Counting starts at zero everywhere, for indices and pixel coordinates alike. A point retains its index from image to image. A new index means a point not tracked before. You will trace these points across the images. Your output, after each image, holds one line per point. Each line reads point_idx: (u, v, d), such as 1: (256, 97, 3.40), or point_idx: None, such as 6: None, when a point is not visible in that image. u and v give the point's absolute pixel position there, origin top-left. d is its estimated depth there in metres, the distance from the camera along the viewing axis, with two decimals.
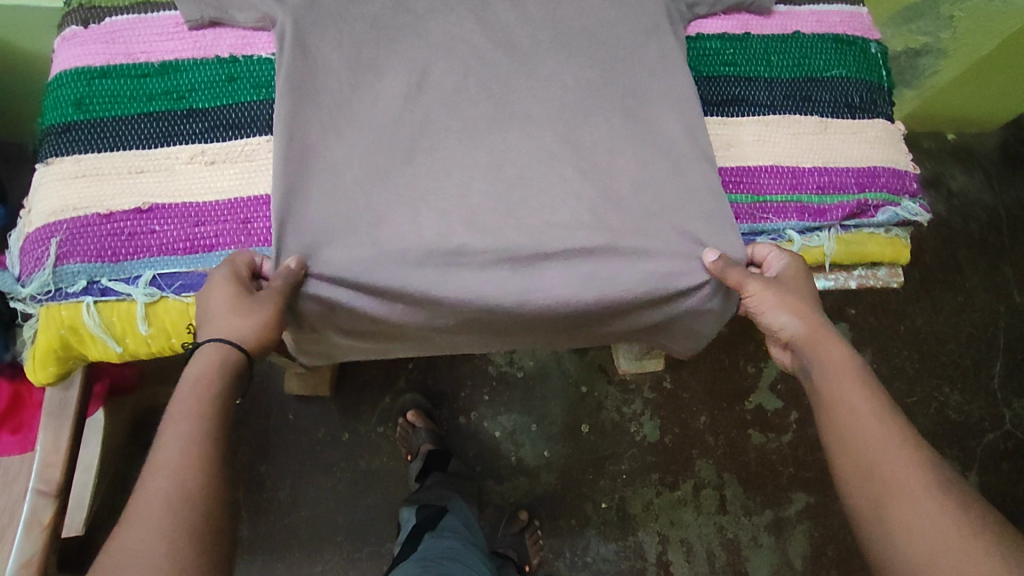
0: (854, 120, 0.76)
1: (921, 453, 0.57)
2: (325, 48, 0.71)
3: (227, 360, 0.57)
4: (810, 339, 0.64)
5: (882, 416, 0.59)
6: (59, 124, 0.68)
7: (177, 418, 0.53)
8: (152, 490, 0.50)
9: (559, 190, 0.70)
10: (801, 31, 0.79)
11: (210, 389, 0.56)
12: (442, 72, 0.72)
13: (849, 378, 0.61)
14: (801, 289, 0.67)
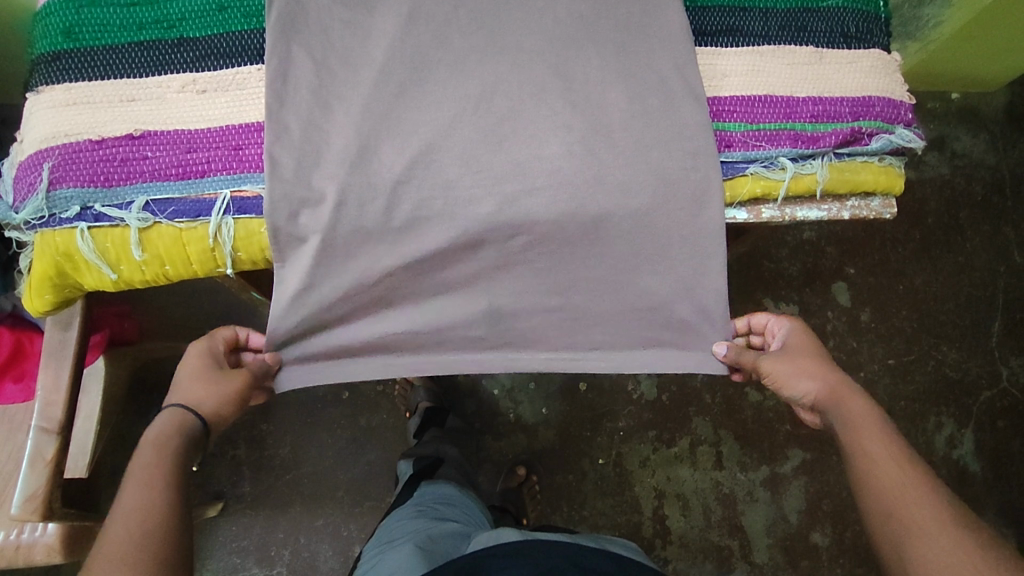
0: (850, 50, 0.76)
1: (915, 477, 0.59)
2: None
3: (185, 423, 0.63)
4: (833, 392, 0.69)
5: (880, 453, 0.62)
6: (49, 53, 0.68)
7: (139, 470, 0.58)
8: (114, 528, 0.54)
9: (550, 122, 0.70)
10: None
11: (167, 442, 0.61)
12: (434, 3, 0.72)
13: (870, 425, 0.64)
14: (814, 351, 0.73)
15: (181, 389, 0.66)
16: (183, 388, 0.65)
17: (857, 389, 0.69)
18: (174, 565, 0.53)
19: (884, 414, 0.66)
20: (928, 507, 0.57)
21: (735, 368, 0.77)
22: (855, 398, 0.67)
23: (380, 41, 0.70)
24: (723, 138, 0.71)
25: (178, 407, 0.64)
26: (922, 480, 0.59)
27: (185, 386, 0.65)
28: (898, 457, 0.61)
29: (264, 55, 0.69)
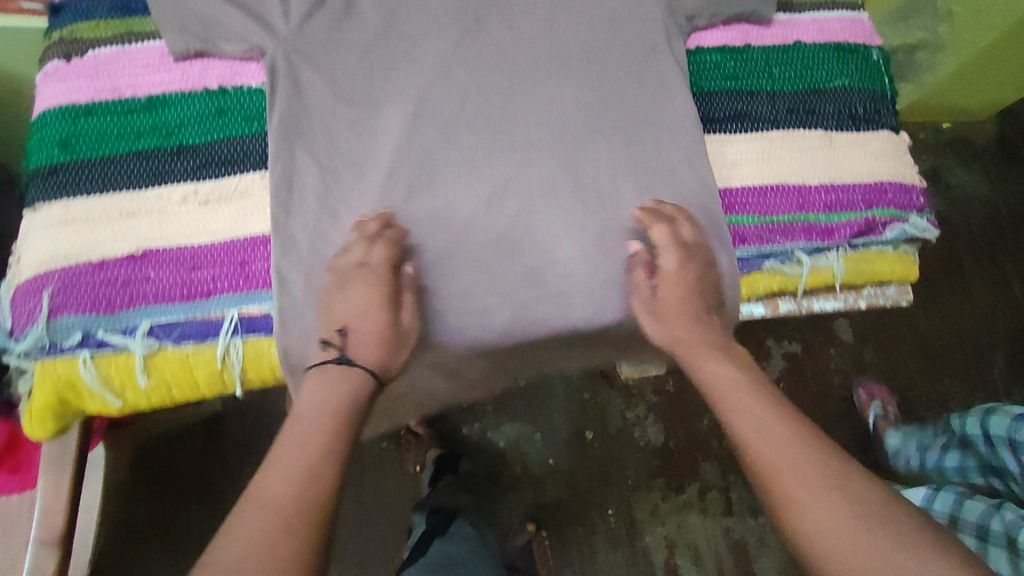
0: (859, 132, 0.75)
1: (799, 454, 0.52)
2: (317, 79, 0.70)
3: (359, 383, 0.57)
4: (688, 334, 0.64)
5: (755, 444, 0.53)
6: (45, 166, 0.66)
7: (300, 455, 0.50)
8: (269, 490, 0.48)
9: (563, 219, 0.69)
10: (801, 42, 0.79)
11: (333, 427, 0.53)
12: (439, 98, 0.71)
13: (742, 394, 0.57)
14: (693, 289, 0.65)
15: (365, 320, 0.60)
16: (366, 347, 0.60)
17: (713, 342, 0.63)
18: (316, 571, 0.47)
19: (740, 372, 0.59)
20: (822, 481, 0.50)
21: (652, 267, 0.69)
22: (712, 361, 0.61)
23: (385, 142, 0.69)
24: (737, 231, 0.70)
25: (350, 364, 0.58)
26: (805, 456, 0.51)
27: (364, 331, 0.60)
28: (787, 425, 0.54)
29: (267, 162, 0.67)
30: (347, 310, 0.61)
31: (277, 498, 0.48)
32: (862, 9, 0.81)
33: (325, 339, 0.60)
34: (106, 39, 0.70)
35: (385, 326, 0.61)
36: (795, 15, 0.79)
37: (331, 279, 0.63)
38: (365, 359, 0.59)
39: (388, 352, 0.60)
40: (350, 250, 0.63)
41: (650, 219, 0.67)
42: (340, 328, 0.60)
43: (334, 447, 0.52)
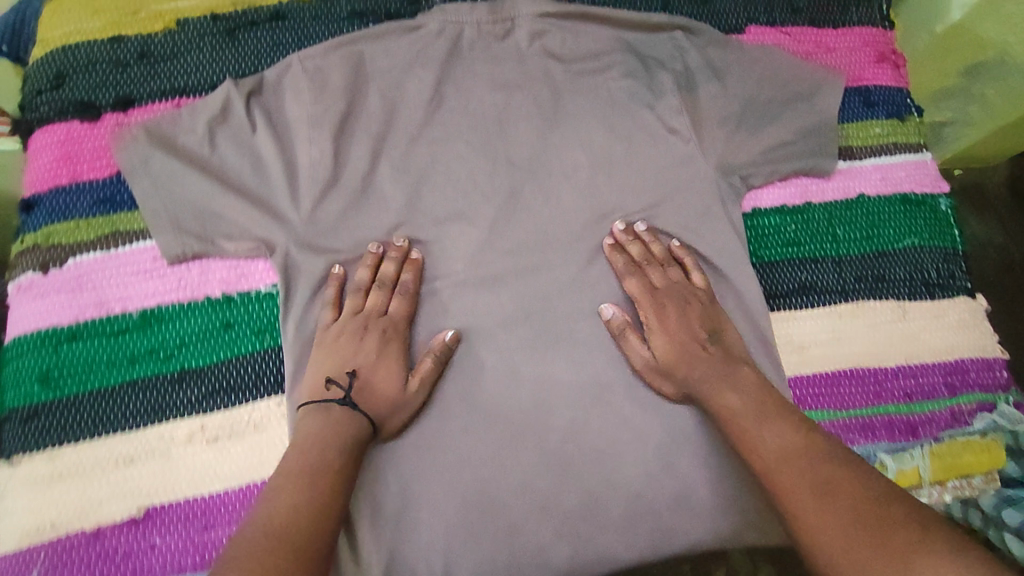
0: (934, 300, 0.69)
1: (801, 464, 0.51)
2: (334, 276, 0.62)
3: (359, 427, 0.56)
4: (698, 372, 0.60)
5: (768, 456, 0.53)
6: (23, 408, 0.56)
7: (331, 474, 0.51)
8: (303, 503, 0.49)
9: (619, 429, 0.62)
10: (865, 194, 0.71)
11: (343, 468, 0.53)
12: (475, 291, 0.64)
13: (744, 417, 0.56)
14: (689, 324, 0.63)
15: (380, 377, 0.59)
16: (379, 392, 0.58)
17: (716, 374, 0.60)
18: None
19: (754, 395, 0.58)
20: (814, 488, 0.49)
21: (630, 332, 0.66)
22: (721, 392, 0.58)
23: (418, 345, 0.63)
24: None
25: (354, 408, 0.56)
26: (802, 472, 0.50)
27: (373, 380, 0.59)
28: (787, 436, 0.53)
29: (285, 386, 0.59)
30: (359, 353, 0.59)
31: (277, 527, 0.47)
32: (926, 150, 0.74)
33: (331, 377, 0.58)
34: (88, 242, 0.60)
35: (400, 383, 0.59)
36: (856, 162, 0.72)
37: (337, 320, 0.60)
38: (370, 405, 0.57)
39: (395, 407, 0.58)
40: (359, 293, 0.62)
41: (637, 257, 0.66)
42: (352, 369, 0.58)
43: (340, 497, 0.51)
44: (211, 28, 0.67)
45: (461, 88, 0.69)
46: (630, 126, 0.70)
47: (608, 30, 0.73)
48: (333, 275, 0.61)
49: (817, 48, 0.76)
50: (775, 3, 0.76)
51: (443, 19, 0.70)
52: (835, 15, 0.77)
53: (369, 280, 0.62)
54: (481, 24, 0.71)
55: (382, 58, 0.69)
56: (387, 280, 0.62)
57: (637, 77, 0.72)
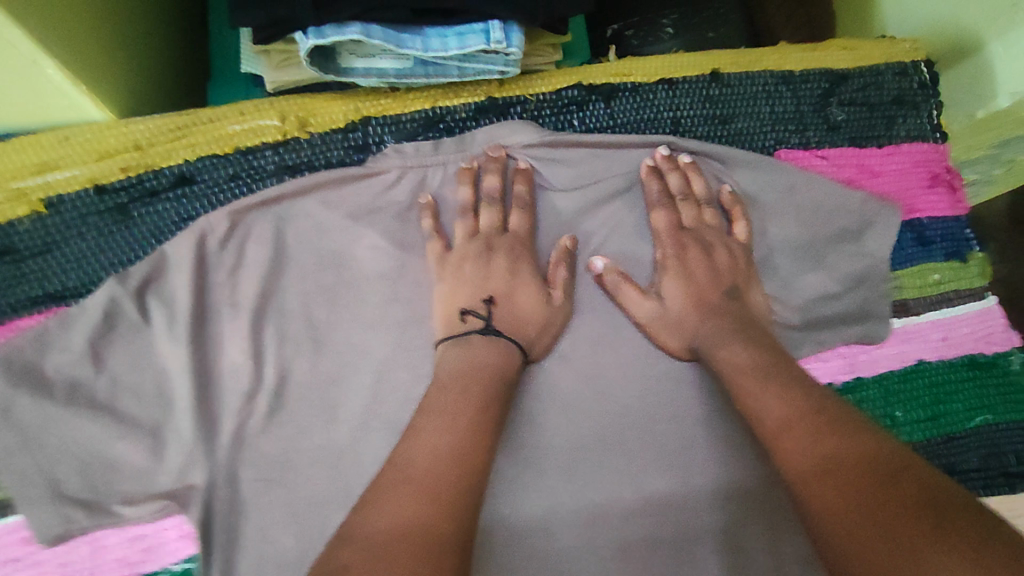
0: (1014, 493, 0.58)
1: (809, 433, 0.44)
2: (278, 529, 0.48)
3: (507, 353, 0.50)
4: (709, 327, 0.54)
5: (774, 421, 0.46)
6: None
7: (446, 421, 0.44)
8: (420, 450, 0.41)
9: None
10: (926, 361, 0.59)
11: (486, 398, 0.46)
12: None
13: (756, 380, 0.49)
14: (723, 270, 0.56)
15: (514, 291, 0.52)
16: (517, 314, 0.52)
17: (732, 326, 0.54)
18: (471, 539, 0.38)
19: (763, 356, 0.51)
20: (820, 457, 0.41)
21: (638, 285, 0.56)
22: (731, 345, 0.52)
23: None
24: None
25: (494, 335, 0.50)
26: (821, 435, 0.43)
27: (512, 300, 0.52)
28: (800, 402, 0.46)
29: None
30: (491, 277, 0.52)
31: (420, 476, 0.40)
32: (989, 294, 0.62)
33: (465, 308, 0.51)
34: None
35: (541, 296, 0.53)
36: (910, 320, 0.60)
37: (449, 250, 0.53)
38: (517, 330, 0.52)
39: (543, 325, 0.53)
40: (467, 216, 0.54)
41: (654, 197, 0.58)
42: (487, 297, 0.51)
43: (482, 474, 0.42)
44: (96, 204, 0.51)
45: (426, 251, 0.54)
46: (635, 221, 0.58)
47: (605, 163, 0.58)
48: (426, 203, 0.54)
49: (861, 174, 0.63)
50: (808, 121, 0.62)
51: (402, 163, 0.54)
52: (879, 131, 0.63)
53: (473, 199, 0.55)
54: (448, 166, 0.55)
55: (318, 222, 0.53)
56: (495, 193, 0.54)
57: (642, 219, 0.58)
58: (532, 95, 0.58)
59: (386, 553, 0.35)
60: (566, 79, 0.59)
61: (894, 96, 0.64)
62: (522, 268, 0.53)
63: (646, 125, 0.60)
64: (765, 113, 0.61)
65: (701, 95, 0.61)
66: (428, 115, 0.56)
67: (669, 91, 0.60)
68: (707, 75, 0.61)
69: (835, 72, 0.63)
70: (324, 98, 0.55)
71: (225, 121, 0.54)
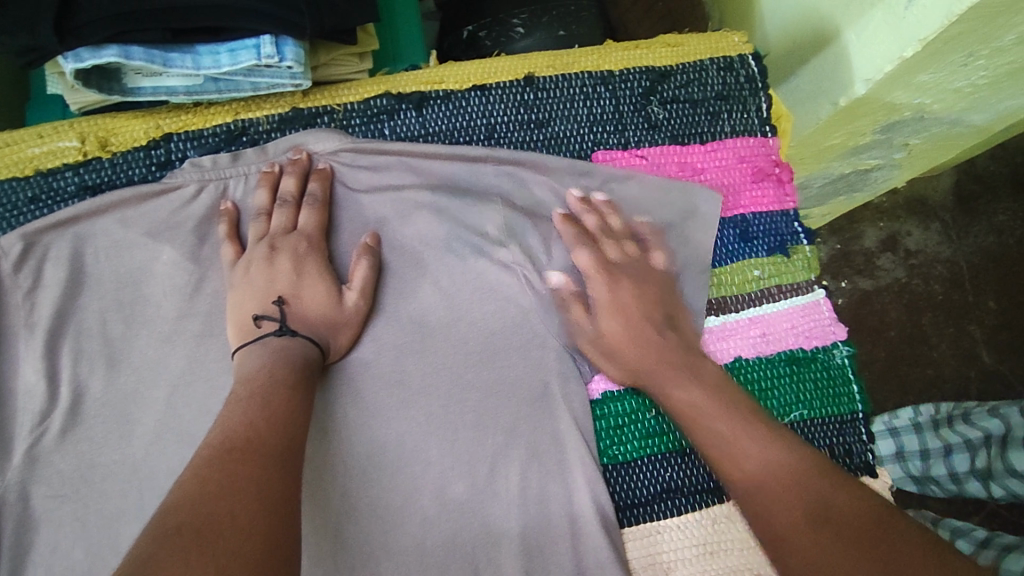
0: None
1: (760, 441, 0.48)
2: (69, 544, 0.49)
3: (303, 352, 0.50)
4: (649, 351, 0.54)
5: (725, 443, 0.49)
6: None
7: (257, 401, 0.45)
8: (227, 419, 0.45)
9: None
10: (743, 358, 0.59)
11: (292, 380, 0.48)
12: None
13: (705, 391, 0.52)
14: (638, 322, 0.56)
15: (302, 290, 0.53)
16: (313, 314, 0.53)
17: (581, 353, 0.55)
18: (280, 517, 0.39)
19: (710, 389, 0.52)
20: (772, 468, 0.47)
21: (442, 294, 0.58)
22: (684, 381, 0.53)
23: None
24: None
25: (287, 333, 0.51)
26: (769, 470, 0.47)
27: (302, 301, 0.53)
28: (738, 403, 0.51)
29: None
30: (277, 280, 0.52)
31: (228, 441, 0.43)
32: (816, 287, 0.61)
33: (258, 312, 0.51)
34: None
35: (334, 296, 0.54)
36: (729, 316, 0.60)
37: (242, 255, 0.54)
38: (310, 329, 0.52)
39: (337, 326, 0.54)
40: (261, 219, 0.55)
41: (458, 203, 0.59)
42: (278, 299, 0.52)
43: (285, 459, 0.43)
44: None
45: (225, 263, 0.55)
46: (445, 224, 0.58)
47: (411, 168, 0.59)
48: (224, 210, 0.55)
49: (682, 171, 0.62)
50: (627, 120, 0.62)
51: (198, 176, 0.56)
52: (703, 127, 0.63)
53: (269, 202, 0.56)
54: (247, 175, 0.57)
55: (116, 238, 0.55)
56: (291, 195, 0.56)
57: (451, 219, 0.59)
58: (338, 104, 0.59)
59: (230, 537, 0.37)
60: (374, 88, 0.60)
61: (719, 91, 0.64)
62: (318, 276, 0.54)
63: (460, 132, 0.61)
64: (581, 116, 0.62)
65: (515, 100, 0.61)
66: (229, 129, 0.58)
67: (482, 97, 0.61)
68: (521, 80, 0.61)
69: (655, 71, 0.63)
70: (123, 116, 0.56)
71: (24, 144, 0.55)
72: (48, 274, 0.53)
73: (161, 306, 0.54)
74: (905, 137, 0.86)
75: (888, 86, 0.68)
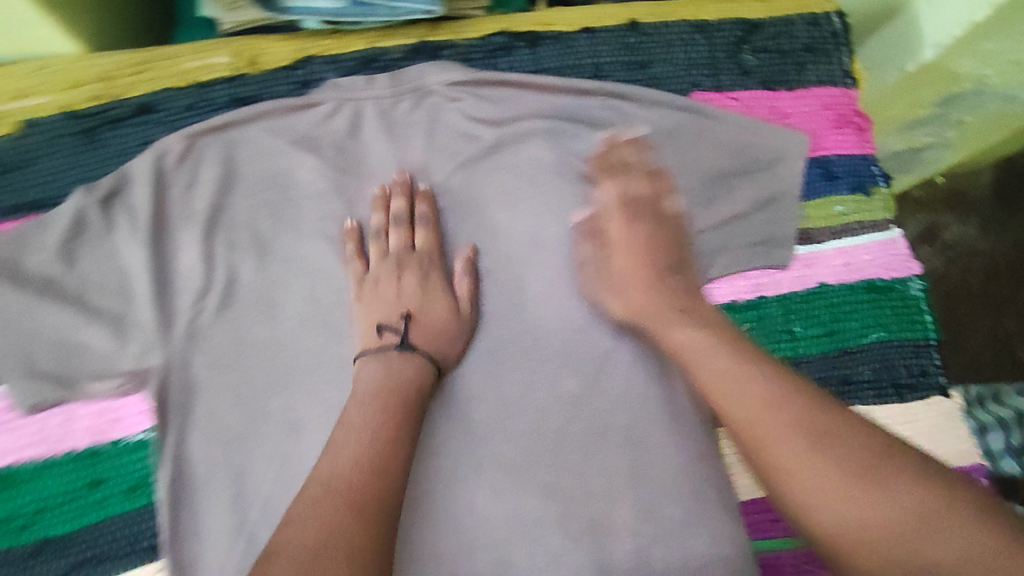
0: (905, 403, 0.63)
1: (766, 385, 0.44)
2: (224, 410, 0.55)
3: (422, 365, 0.53)
4: (654, 307, 0.56)
5: (742, 400, 0.44)
6: None
7: (366, 424, 0.46)
8: (342, 437, 0.46)
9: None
10: (826, 284, 0.64)
11: (404, 404, 0.49)
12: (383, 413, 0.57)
13: (729, 327, 0.51)
14: (633, 264, 0.59)
15: (427, 307, 0.57)
16: (430, 334, 0.55)
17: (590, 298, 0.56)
18: (388, 530, 0.40)
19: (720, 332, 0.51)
20: (773, 415, 0.42)
21: (557, 215, 0.62)
22: (679, 327, 0.53)
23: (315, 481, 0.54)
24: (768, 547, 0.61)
25: (412, 349, 0.54)
26: (779, 415, 0.42)
27: (424, 311, 0.56)
28: (705, 348, 0.49)
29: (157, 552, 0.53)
30: (402, 297, 0.57)
31: (329, 474, 0.43)
32: (893, 226, 0.66)
33: (382, 322, 0.55)
34: None
35: (449, 308, 0.57)
36: (817, 246, 0.65)
37: (367, 271, 0.58)
38: (429, 342, 0.55)
39: (451, 338, 0.56)
40: (380, 239, 0.59)
41: (570, 132, 0.63)
42: (406, 314, 0.56)
43: (381, 506, 0.41)
44: (70, 126, 0.57)
45: (361, 172, 0.61)
46: (557, 150, 0.63)
47: (529, 99, 0.64)
48: (349, 229, 0.59)
49: (771, 114, 0.67)
50: (722, 66, 0.67)
51: (338, 95, 0.60)
52: (791, 75, 0.68)
53: (385, 222, 0.60)
54: (382, 99, 0.61)
55: (264, 146, 0.59)
56: (403, 215, 0.59)
57: (566, 148, 0.63)
58: (463, 38, 0.64)
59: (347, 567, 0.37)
60: (493, 26, 0.65)
61: (806, 44, 0.69)
62: (437, 294, 0.57)
63: (570, 69, 0.65)
64: (680, 59, 0.67)
65: (620, 42, 0.66)
66: (364, 55, 0.63)
67: (591, 38, 0.66)
68: (625, 25, 0.67)
69: (748, 22, 0.68)
70: (273, 39, 0.62)
71: (181, 58, 0.60)
72: (204, 173, 0.58)
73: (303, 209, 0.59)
74: (962, 113, 0.80)
75: (952, 54, 0.72)
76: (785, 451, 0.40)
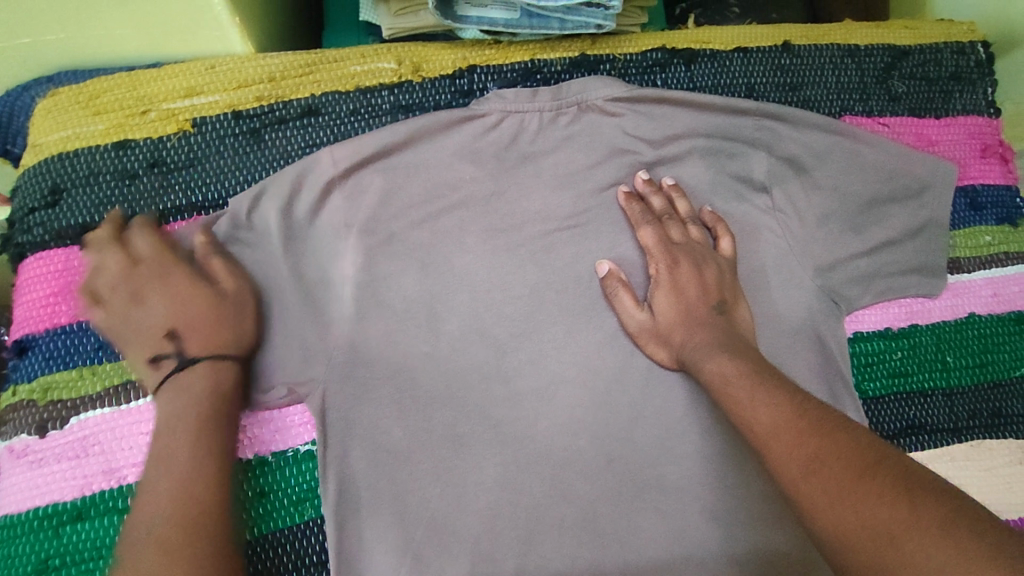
0: None
1: (790, 410, 0.45)
2: (389, 422, 0.54)
3: (209, 369, 0.49)
4: (699, 337, 0.54)
5: (760, 421, 0.46)
6: None
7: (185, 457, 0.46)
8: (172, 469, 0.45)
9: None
10: (975, 314, 0.65)
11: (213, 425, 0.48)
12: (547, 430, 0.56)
13: (727, 345, 0.53)
14: (683, 301, 0.57)
15: (185, 302, 0.51)
16: (193, 324, 0.50)
17: (720, 341, 0.53)
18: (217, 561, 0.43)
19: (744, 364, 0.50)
20: (802, 435, 0.43)
21: (714, 234, 0.61)
22: (720, 357, 0.52)
23: (485, 495, 0.54)
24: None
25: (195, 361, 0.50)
26: (790, 429, 0.44)
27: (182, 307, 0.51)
28: (760, 369, 0.50)
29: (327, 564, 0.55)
30: (171, 292, 0.51)
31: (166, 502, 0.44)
32: None
33: (154, 354, 0.50)
34: (93, 396, 0.53)
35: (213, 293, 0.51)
36: (965, 275, 0.65)
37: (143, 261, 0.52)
38: (208, 333, 0.51)
39: (229, 324, 0.51)
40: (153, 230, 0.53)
41: (726, 153, 0.63)
42: (167, 317, 0.50)
43: (198, 521, 0.43)
44: (233, 127, 0.57)
45: (521, 185, 0.59)
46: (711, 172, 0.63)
47: (686, 116, 0.62)
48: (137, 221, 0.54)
49: (919, 141, 0.67)
50: (871, 91, 0.67)
51: (502, 107, 0.59)
52: (937, 103, 0.68)
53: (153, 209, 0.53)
54: (543, 112, 0.60)
55: (426, 156, 0.58)
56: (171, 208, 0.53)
57: (723, 169, 0.63)
58: (620, 54, 0.64)
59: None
60: (650, 42, 0.65)
61: (952, 72, 0.69)
62: (197, 281, 0.51)
63: (724, 88, 0.65)
64: (832, 83, 0.67)
65: (773, 63, 0.66)
66: (526, 66, 0.63)
67: (745, 58, 0.66)
68: (779, 46, 0.67)
69: (897, 49, 0.68)
70: (435, 47, 0.62)
71: (347, 62, 0.60)
72: (366, 182, 0.57)
73: (464, 220, 0.58)
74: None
75: None
76: (798, 474, 0.41)
